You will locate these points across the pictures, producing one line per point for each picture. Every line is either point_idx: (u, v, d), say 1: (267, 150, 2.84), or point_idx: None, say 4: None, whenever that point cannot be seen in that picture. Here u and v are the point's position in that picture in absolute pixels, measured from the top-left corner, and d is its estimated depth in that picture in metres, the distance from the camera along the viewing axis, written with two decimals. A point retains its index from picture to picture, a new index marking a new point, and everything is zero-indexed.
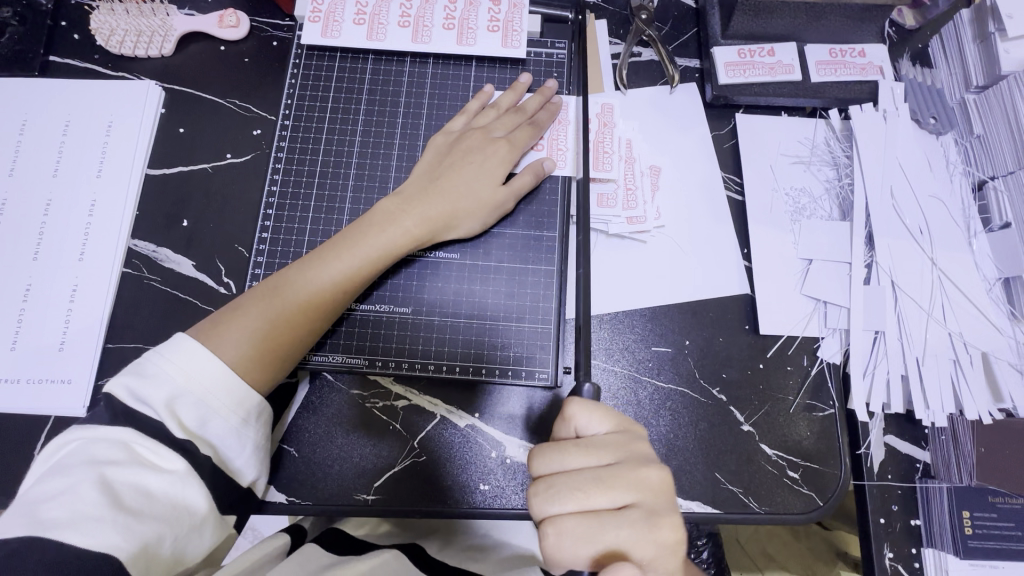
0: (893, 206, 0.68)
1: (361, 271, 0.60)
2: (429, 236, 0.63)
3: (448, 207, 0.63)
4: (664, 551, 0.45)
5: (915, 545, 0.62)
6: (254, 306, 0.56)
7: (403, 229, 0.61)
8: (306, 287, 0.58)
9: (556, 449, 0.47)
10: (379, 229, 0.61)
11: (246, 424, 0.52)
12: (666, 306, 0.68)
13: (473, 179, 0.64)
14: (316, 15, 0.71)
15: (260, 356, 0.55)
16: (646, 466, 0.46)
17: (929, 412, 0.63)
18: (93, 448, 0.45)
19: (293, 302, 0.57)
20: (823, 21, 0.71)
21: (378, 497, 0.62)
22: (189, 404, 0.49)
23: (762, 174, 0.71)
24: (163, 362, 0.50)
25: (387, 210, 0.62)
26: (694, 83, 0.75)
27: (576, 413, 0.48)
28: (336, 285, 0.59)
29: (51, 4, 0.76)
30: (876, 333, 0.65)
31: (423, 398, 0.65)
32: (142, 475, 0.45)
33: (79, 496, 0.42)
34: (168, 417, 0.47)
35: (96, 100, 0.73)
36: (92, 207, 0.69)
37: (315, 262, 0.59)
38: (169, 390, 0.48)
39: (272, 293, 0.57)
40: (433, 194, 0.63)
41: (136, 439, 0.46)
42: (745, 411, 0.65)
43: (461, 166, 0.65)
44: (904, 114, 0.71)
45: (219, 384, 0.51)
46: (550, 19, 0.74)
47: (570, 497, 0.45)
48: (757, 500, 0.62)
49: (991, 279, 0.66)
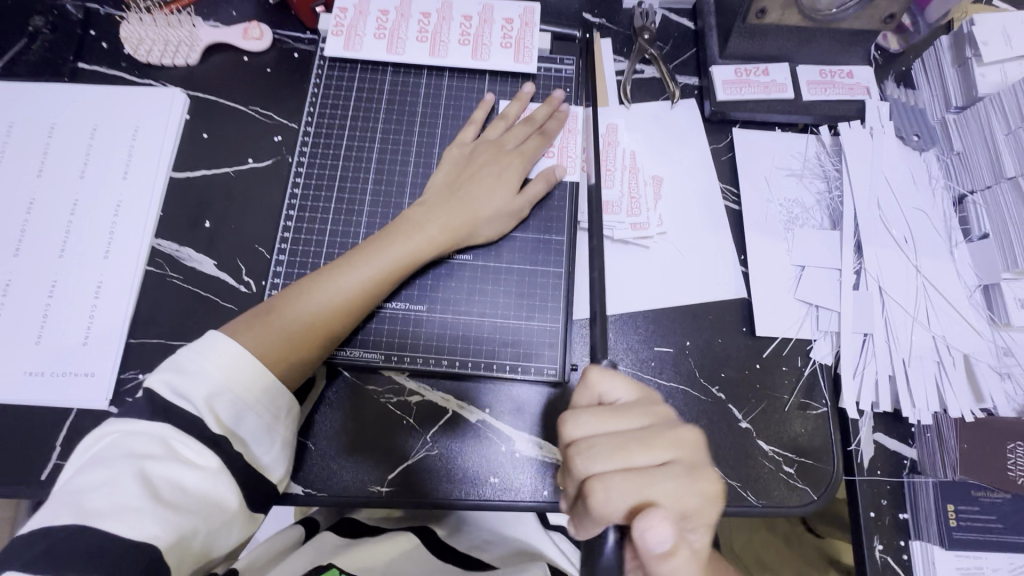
0: (880, 217, 0.72)
1: (386, 275, 0.63)
2: (450, 244, 0.66)
3: (470, 216, 0.67)
4: (707, 502, 0.46)
5: (903, 538, 0.65)
6: (287, 307, 0.59)
7: (427, 237, 0.65)
8: (335, 290, 0.61)
9: (590, 412, 0.48)
10: (406, 236, 0.64)
11: (275, 422, 0.54)
12: (667, 308, 0.71)
13: (490, 187, 0.68)
14: (338, 28, 0.75)
15: (290, 354, 0.57)
16: (680, 425, 0.47)
17: (915, 410, 0.66)
18: (135, 441, 0.47)
19: (323, 304, 0.60)
20: (814, 44, 0.77)
21: (392, 489, 0.64)
22: (226, 401, 0.51)
23: (758, 185, 0.76)
24: (202, 359, 0.52)
25: (412, 219, 0.66)
26: (693, 99, 0.79)
27: (602, 380, 0.51)
28: (364, 289, 0.62)
29: (81, 14, 0.79)
30: (865, 336, 0.69)
31: (436, 394, 0.67)
32: (179, 471, 0.47)
33: (120, 488, 0.44)
34: (206, 412, 0.49)
35: (123, 106, 0.76)
36: (118, 207, 0.72)
37: (344, 267, 0.62)
38: (208, 386, 0.50)
39: (303, 296, 0.60)
40: (454, 203, 0.67)
41: (175, 436, 0.48)
42: (743, 409, 0.68)
43: (478, 177, 0.68)
44: (889, 131, 0.76)
45: (250, 380, 0.53)
46: (559, 37, 0.78)
47: (614, 454, 0.46)
48: (754, 494, 0.65)
49: (972, 286, 0.71)
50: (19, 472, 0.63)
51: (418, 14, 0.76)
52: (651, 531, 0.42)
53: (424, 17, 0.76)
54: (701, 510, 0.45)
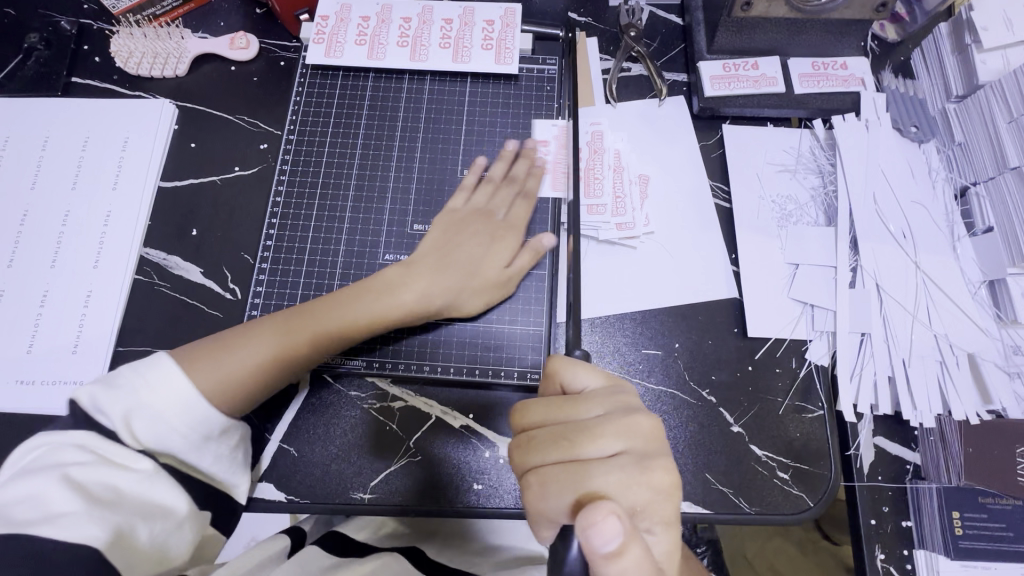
0: (877, 212, 0.70)
1: (355, 331, 0.61)
2: (431, 312, 0.64)
3: (452, 282, 0.64)
4: (660, 496, 0.45)
5: (907, 546, 0.62)
6: (266, 338, 0.59)
7: (407, 302, 0.63)
8: (313, 332, 0.60)
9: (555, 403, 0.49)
10: (382, 296, 0.62)
11: (206, 440, 0.53)
12: (656, 309, 0.69)
13: (477, 257, 0.66)
14: (320, 37, 0.76)
15: (229, 393, 0.56)
16: (642, 431, 0.46)
17: (917, 412, 0.63)
18: (59, 453, 0.48)
19: (297, 344, 0.59)
20: (805, 35, 0.74)
21: (374, 496, 0.63)
22: (144, 417, 0.50)
23: (749, 182, 0.74)
24: (133, 375, 0.51)
25: (393, 278, 0.64)
26: (682, 96, 0.78)
27: (568, 368, 0.51)
28: (337, 337, 0.61)
29: (75, 29, 0.81)
30: (863, 335, 0.66)
31: (419, 399, 0.67)
32: (109, 475, 0.48)
33: (48, 497, 0.45)
34: (124, 428, 0.49)
35: (114, 118, 0.77)
36: (108, 216, 0.73)
37: (325, 312, 0.61)
38: (128, 403, 0.50)
39: (260, 334, 0.59)
40: (441, 269, 0.65)
41: (98, 443, 0.49)
42: (735, 413, 0.66)
43: (465, 245, 0.67)
44: (885, 123, 0.73)
45: (178, 413, 0.51)
46: (542, 37, 0.77)
47: (556, 447, 0.46)
48: (747, 501, 0.63)
49: (976, 282, 0.67)
50: None
51: (399, 19, 0.76)
52: (596, 528, 0.38)
53: (404, 22, 0.76)
54: (650, 506, 0.44)
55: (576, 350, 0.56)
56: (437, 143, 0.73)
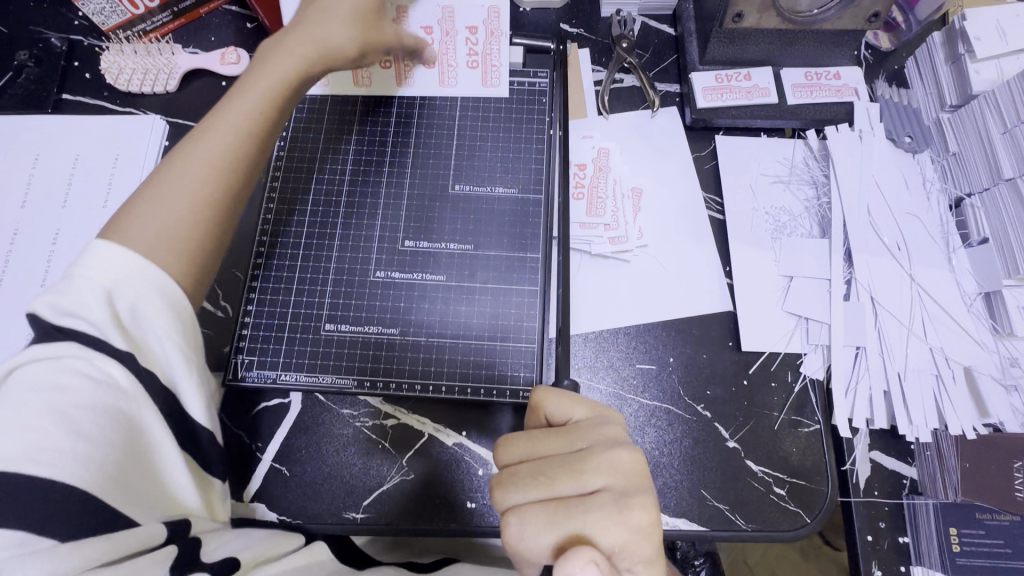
0: (871, 224, 0.69)
1: (213, 152, 0.55)
2: (304, 66, 0.59)
3: (287, 71, 0.58)
4: (640, 534, 0.45)
5: (904, 563, 0.61)
6: (151, 191, 0.53)
7: (273, 79, 0.58)
8: (218, 134, 0.55)
9: (538, 437, 0.50)
10: (219, 115, 0.57)
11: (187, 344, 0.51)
12: (650, 323, 0.69)
13: (338, 38, 0.60)
14: None
15: (156, 244, 0.51)
16: (622, 465, 0.47)
17: (913, 427, 0.63)
18: (37, 373, 0.44)
19: (200, 164, 0.54)
20: (798, 45, 0.74)
21: (367, 515, 0.63)
22: (126, 298, 0.48)
23: (742, 193, 0.73)
24: (84, 270, 0.48)
25: (224, 100, 0.58)
26: (674, 107, 0.77)
27: (552, 399, 0.52)
28: (259, 125, 0.57)
29: (65, 46, 0.81)
30: (858, 349, 0.66)
31: (411, 417, 0.66)
32: (92, 402, 0.44)
33: (34, 428, 0.41)
34: (101, 330, 0.47)
35: (105, 134, 0.77)
36: (98, 234, 0.73)
37: (210, 122, 0.56)
38: (90, 292, 0.47)
39: (157, 180, 0.54)
40: (259, 74, 0.58)
41: (75, 359, 0.45)
42: (729, 428, 0.65)
43: (323, 3, 0.61)
44: (879, 133, 0.72)
45: (139, 278, 0.49)
46: (533, 50, 0.77)
47: (533, 484, 0.47)
48: (743, 517, 0.62)
49: (972, 294, 0.67)
50: None
51: None
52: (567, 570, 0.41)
53: None
54: (630, 545, 0.44)
55: (564, 380, 0.59)
56: (428, 157, 0.73)
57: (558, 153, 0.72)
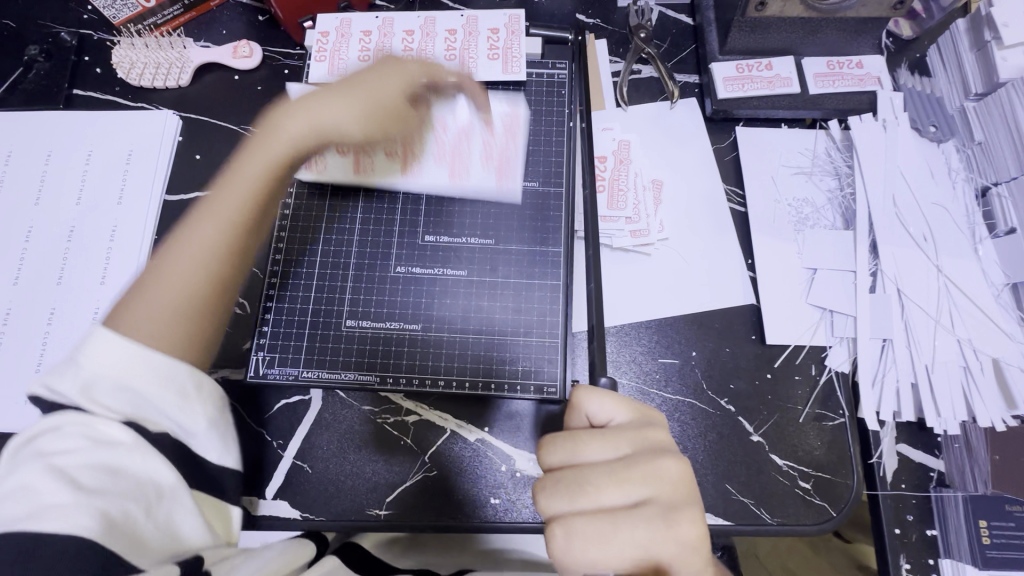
0: (896, 214, 0.68)
1: (222, 242, 0.55)
2: (301, 141, 0.58)
3: (285, 145, 0.58)
4: (688, 547, 0.45)
5: (932, 556, 0.61)
6: (154, 276, 0.53)
7: (267, 148, 0.57)
8: (223, 208, 0.56)
9: (587, 446, 0.48)
10: (218, 196, 0.57)
11: (187, 400, 0.50)
12: (673, 317, 0.68)
13: (340, 122, 0.58)
14: (322, 54, 0.74)
15: (169, 327, 0.51)
16: (672, 479, 0.46)
17: (941, 420, 0.62)
18: (46, 441, 0.45)
19: (202, 246, 0.54)
20: (820, 34, 0.73)
21: (390, 512, 0.63)
22: (106, 389, 0.48)
23: (764, 185, 0.72)
24: (77, 356, 0.48)
25: (223, 175, 0.58)
26: (693, 98, 0.76)
27: (595, 401, 0.50)
28: (257, 203, 0.58)
29: (75, 40, 0.79)
30: (884, 341, 0.65)
31: (433, 413, 0.66)
32: (91, 456, 0.45)
33: (35, 490, 0.42)
34: (89, 402, 0.47)
35: (117, 130, 0.76)
36: (113, 232, 0.72)
37: (211, 201, 0.57)
38: (81, 376, 0.48)
39: (158, 269, 0.54)
40: (256, 149, 0.58)
41: (75, 422, 0.46)
42: (754, 422, 0.65)
43: (349, 82, 0.59)
44: (903, 122, 0.72)
45: (140, 368, 0.49)
46: (551, 41, 0.76)
47: (580, 494, 0.46)
48: (768, 512, 0.62)
49: (999, 284, 0.66)
50: None
51: (401, 33, 0.75)
52: None
53: (407, 35, 0.75)
54: (679, 557, 0.45)
55: (601, 378, 0.55)
56: None
57: (574, 156, 0.72)
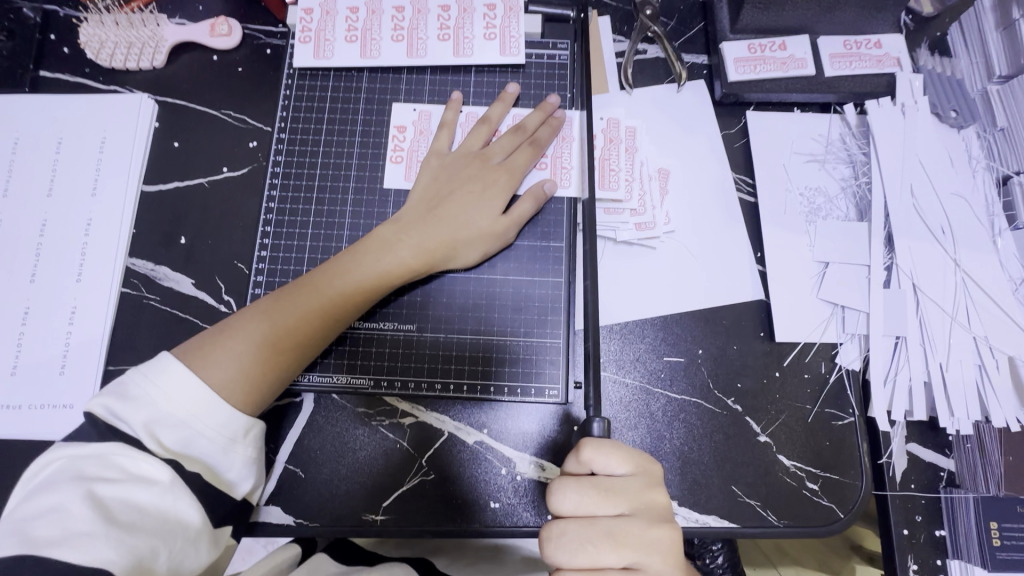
0: (913, 205, 0.65)
1: (328, 306, 0.57)
2: (424, 268, 0.61)
3: (472, 214, 0.62)
4: None
5: (940, 557, 0.60)
6: (252, 323, 0.55)
7: (398, 260, 0.60)
8: (344, 286, 0.58)
9: (575, 492, 0.45)
10: (380, 257, 0.60)
11: (232, 444, 0.51)
12: (678, 314, 0.66)
13: (451, 248, 0.61)
14: (306, 34, 0.69)
15: (246, 383, 0.53)
16: (658, 525, 0.45)
17: (954, 420, 0.60)
18: (84, 465, 0.45)
19: (306, 312, 0.56)
20: (838, 11, 0.69)
21: (386, 517, 0.61)
22: (168, 426, 0.49)
23: (776, 174, 0.69)
24: (148, 384, 0.49)
25: (385, 237, 0.61)
26: (702, 80, 0.72)
27: (593, 453, 0.46)
28: (415, 274, 0.61)
29: (39, 17, 0.74)
30: (898, 339, 0.63)
31: (430, 415, 0.63)
32: (133, 491, 0.44)
33: (69, 515, 0.42)
34: (146, 438, 0.47)
35: (89, 114, 0.71)
36: (88, 226, 0.68)
37: (335, 275, 0.58)
38: (149, 412, 0.48)
39: (240, 327, 0.55)
40: (433, 222, 0.61)
41: (119, 452, 0.46)
42: (761, 422, 0.63)
43: (460, 196, 0.63)
44: (923, 107, 0.68)
45: (207, 410, 0.50)
46: (551, 19, 0.71)
47: (579, 549, 0.44)
48: (775, 513, 0.61)
49: (1017, 279, 0.64)
50: None
51: (390, 9, 0.69)
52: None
53: (397, 11, 0.69)
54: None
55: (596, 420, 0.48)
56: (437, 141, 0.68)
57: (581, 131, 0.68)
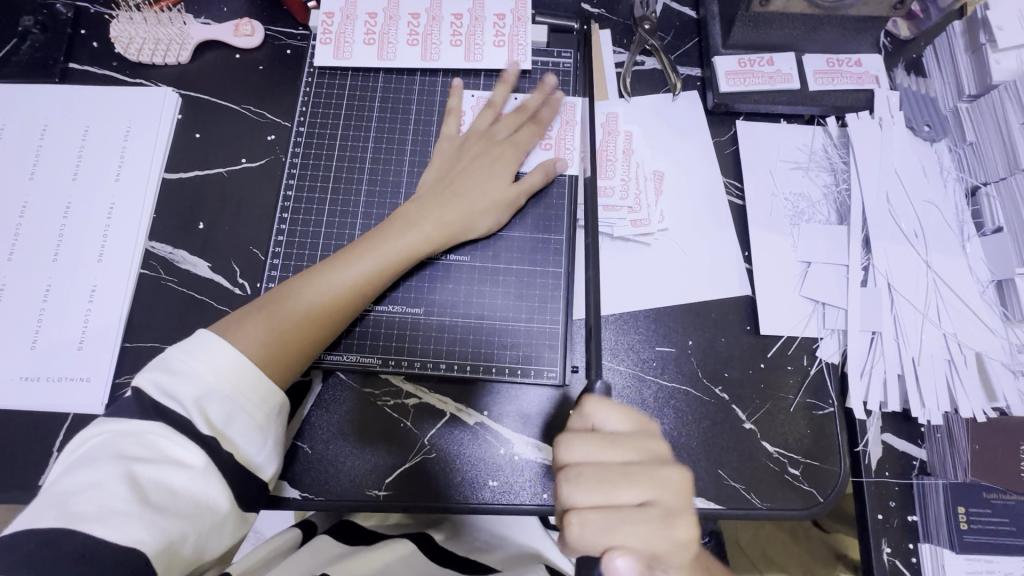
0: (889, 210, 0.70)
1: (357, 280, 0.61)
2: (445, 241, 0.65)
3: (484, 184, 0.66)
4: (680, 548, 0.45)
5: (913, 541, 0.63)
6: (290, 297, 0.59)
7: (416, 235, 0.63)
8: (371, 262, 0.62)
9: (582, 440, 0.48)
10: (403, 233, 0.63)
11: (269, 421, 0.54)
12: (668, 306, 0.70)
13: (470, 219, 0.66)
14: (327, 36, 0.74)
15: (281, 355, 0.57)
16: (663, 465, 0.47)
17: (925, 410, 0.64)
18: (124, 442, 0.47)
19: (337, 286, 0.60)
20: (820, 32, 0.74)
21: (389, 493, 0.63)
22: (216, 401, 0.51)
23: (762, 180, 0.73)
24: (190, 359, 0.52)
25: (406, 214, 0.65)
26: (696, 91, 0.77)
27: (595, 408, 0.50)
28: (435, 245, 0.64)
29: (71, 13, 0.78)
30: (874, 334, 0.67)
31: (434, 396, 0.66)
32: (167, 473, 0.47)
33: (107, 492, 0.44)
34: (196, 414, 0.49)
35: (115, 106, 0.75)
36: (111, 209, 0.71)
37: (361, 251, 0.62)
38: (197, 387, 0.50)
39: (276, 304, 0.58)
40: (449, 197, 0.66)
41: (157, 434, 0.48)
42: (747, 409, 0.66)
43: (471, 171, 0.67)
44: (899, 122, 0.73)
45: (246, 383, 0.53)
46: (556, 29, 0.76)
47: (595, 486, 0.46)
48: (758, 496, 0.64)
49: (984, 281, 0.69)
50: (17, 478, 0.63)
51: (407, 15, 0.74)
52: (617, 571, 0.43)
53: (413, 18, 0.74)
54: (671, 556, 0.45)
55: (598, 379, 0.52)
56: (429, 137, 0.72)
57: (582, 115, 0.72)
